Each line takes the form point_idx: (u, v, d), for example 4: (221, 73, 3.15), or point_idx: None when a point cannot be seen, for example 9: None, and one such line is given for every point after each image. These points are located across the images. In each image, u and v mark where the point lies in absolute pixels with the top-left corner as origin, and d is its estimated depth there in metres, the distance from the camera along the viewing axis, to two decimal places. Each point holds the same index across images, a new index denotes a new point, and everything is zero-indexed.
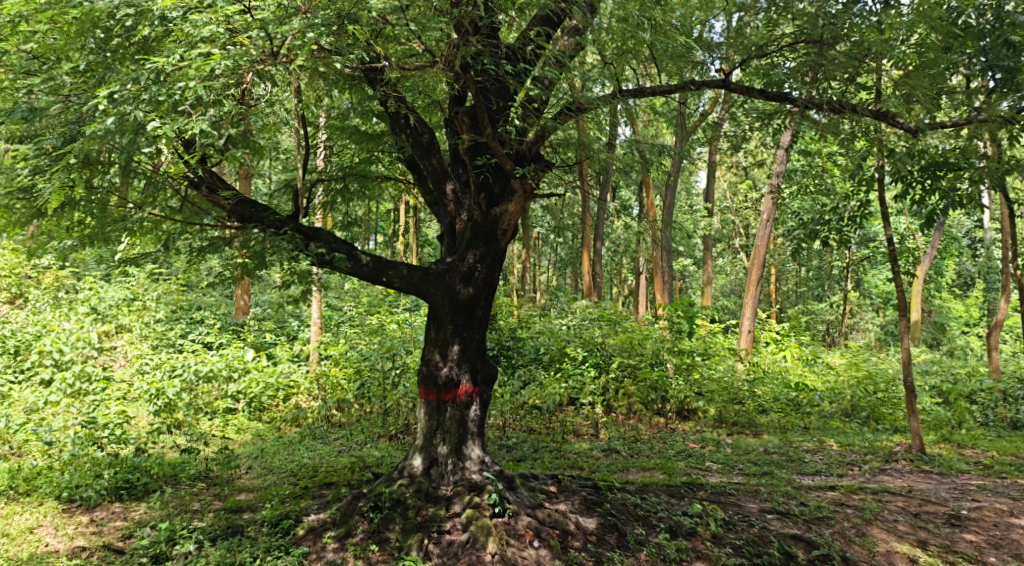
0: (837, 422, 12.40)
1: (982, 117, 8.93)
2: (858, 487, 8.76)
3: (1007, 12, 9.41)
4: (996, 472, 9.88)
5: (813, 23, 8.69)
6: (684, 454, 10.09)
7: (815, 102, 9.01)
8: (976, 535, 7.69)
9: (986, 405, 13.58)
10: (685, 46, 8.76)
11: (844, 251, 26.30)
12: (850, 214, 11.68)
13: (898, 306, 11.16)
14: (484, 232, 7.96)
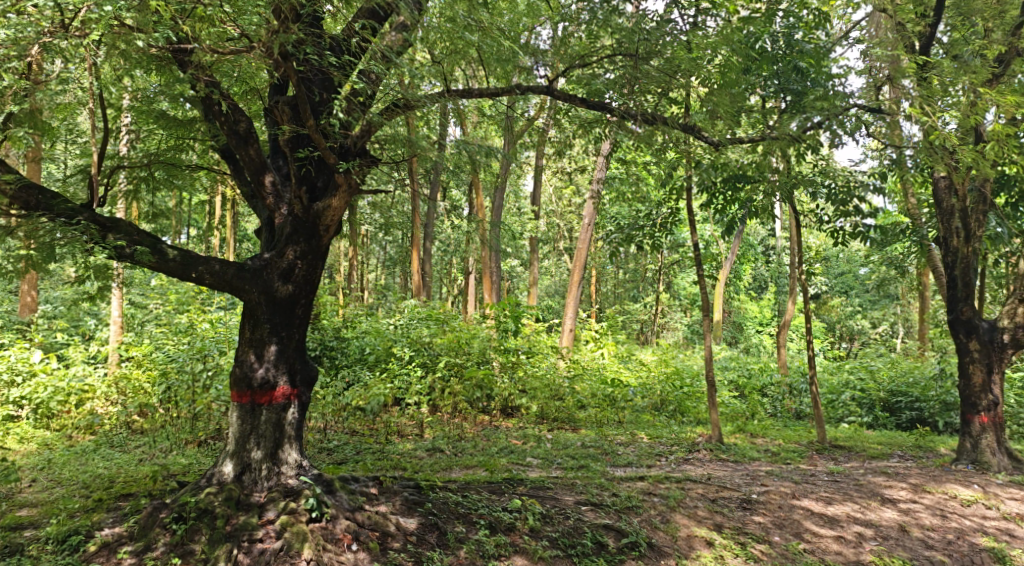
0: (648, 416, 13.25)
1: (775, 135, 9.76)
2: (664, 476, 9.26)
3: (795, 40, 10.62)
4: (782, 458, 10.88)
5: (630, 38, 9.14)
6: (506, 451, 10.24)
7: (631, 112, 9.55)
8: (764, 516, 8.36)
9: (775, 397, 14.96)
10: (512, 51, 8.78)
11: (657, 256, 27.95)
12: (662, 220, 12.49)
13: (704, 307, 11.94)
14: (306, 227, 7.60)
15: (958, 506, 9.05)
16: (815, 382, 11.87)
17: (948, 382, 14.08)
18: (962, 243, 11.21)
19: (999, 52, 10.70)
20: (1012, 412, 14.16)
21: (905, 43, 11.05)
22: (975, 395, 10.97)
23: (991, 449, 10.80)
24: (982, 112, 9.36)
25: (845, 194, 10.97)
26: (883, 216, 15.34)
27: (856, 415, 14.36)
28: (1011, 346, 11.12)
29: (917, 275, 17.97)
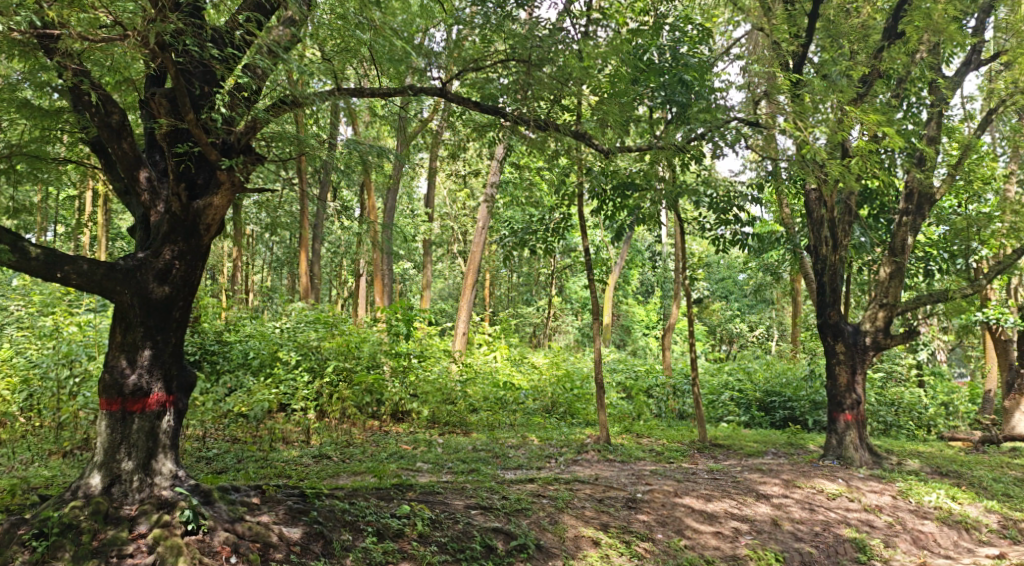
0: (539, 418, 13.39)
1: (661, 145, 10.03)
2: (553, 478, 9.32)
3: (680, 54, 11.10)
4: (666, 457, 11.19)
5: (523, 44, 9.19)
6: (395, 457, 10.10)
7: (524, 118, 9.61)
8: (648, 514, 8.54)
9: (660, 398, 15.43)
10: (404, 52, 8.74)
11: (550, 260, 28.26)
12: (555, 225, 12.63)
13: (594, 310, 12.07)
14: (184, 226, 7.25)
15: (824, 499, 9.52)
16: (698, 383, 12.21)
17: (818, 382, 14.84)
18: (830, 252, 11.84)
19: (863, 73, 11.36)
20: (874, 410, 15.05)
21: (781, 62, 11.55)
22: (841, 394, 11.56)
23: (855, 444, 11.42)
24: (849, 128, 9.92)
25: (725, 203, 11.49)
26: (761, 225, 16.04)
27: (735, 415, 14.94)
28: (873, 348, 11.77)
29: (791, 281, 18.88)
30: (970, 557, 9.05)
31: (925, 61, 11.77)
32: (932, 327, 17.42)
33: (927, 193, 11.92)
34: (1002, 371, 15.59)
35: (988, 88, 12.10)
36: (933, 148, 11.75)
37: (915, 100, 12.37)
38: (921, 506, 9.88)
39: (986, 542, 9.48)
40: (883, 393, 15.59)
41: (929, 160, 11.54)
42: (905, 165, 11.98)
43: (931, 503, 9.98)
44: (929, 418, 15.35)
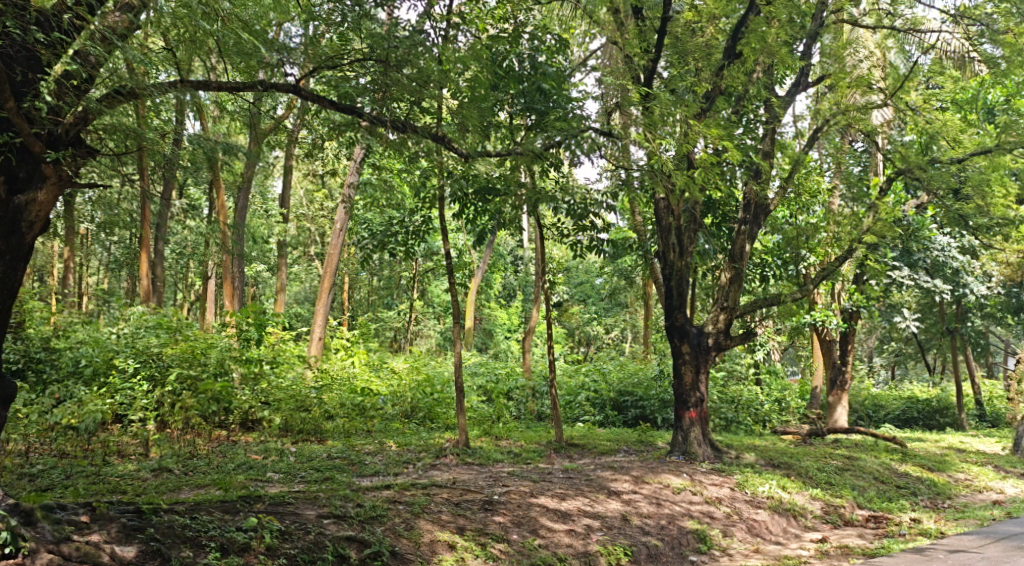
0: (398, 423, 13.29)
1: (520, 150, 10.16)
2: (410, 483, 9.15)
3: (539, 63, 11.21)
4: (524, 458, 11.34)
5: (381, 45, 9.03)
6: (243, 468, 9.69)
7: (382, 119, 9.52)
8: (504, 516, 8.57)
9: (519, 400, 15.64)
10: (255, 45, 8.34)
11: (411, 263, 28.07)
12: (416, 228, 12.50)
13: (455, 313, 11.90)
14: (3, 223, 6.67)
15: (670, 494, 9.90)
16: (555, 384, 12.34)
17: (667, 381, 15.47)
18: (677, 258, 12.37)
19: (706, 90, 11.95)
20: (716, 407, 15.83)
21: (632, 75, 11.92)
22: (686, 393, 12.09)
23: (698, 440, 11.95)
24: (694, 142, 10.52)
25: (582, 208, 11.61)
26: (616, 231, 16.53)
27: (590, 415, 15.33)
28: (715, 349, 12.42)
29: (643, 285, 19.59)
30: (797, 542, 9.71)
31: (761, 81, 12.51)
32: (768, 328, 18.53)
33: (763, 204, 12.71)
34: (827, 369, 16.79)
35: (815, 108, 12.98)
36: (768, 161, 12.52)
37: (752, 117, 13.12)
38: (755, 496, 10.51)
39: (810, 528, 10.25)
40: (726, 391, 16.45)
41: (764, 173, 12.30)
42: (744, 178, 12.68)
43: (765, 493, 10.62)
44: (765, 413, 16.34)
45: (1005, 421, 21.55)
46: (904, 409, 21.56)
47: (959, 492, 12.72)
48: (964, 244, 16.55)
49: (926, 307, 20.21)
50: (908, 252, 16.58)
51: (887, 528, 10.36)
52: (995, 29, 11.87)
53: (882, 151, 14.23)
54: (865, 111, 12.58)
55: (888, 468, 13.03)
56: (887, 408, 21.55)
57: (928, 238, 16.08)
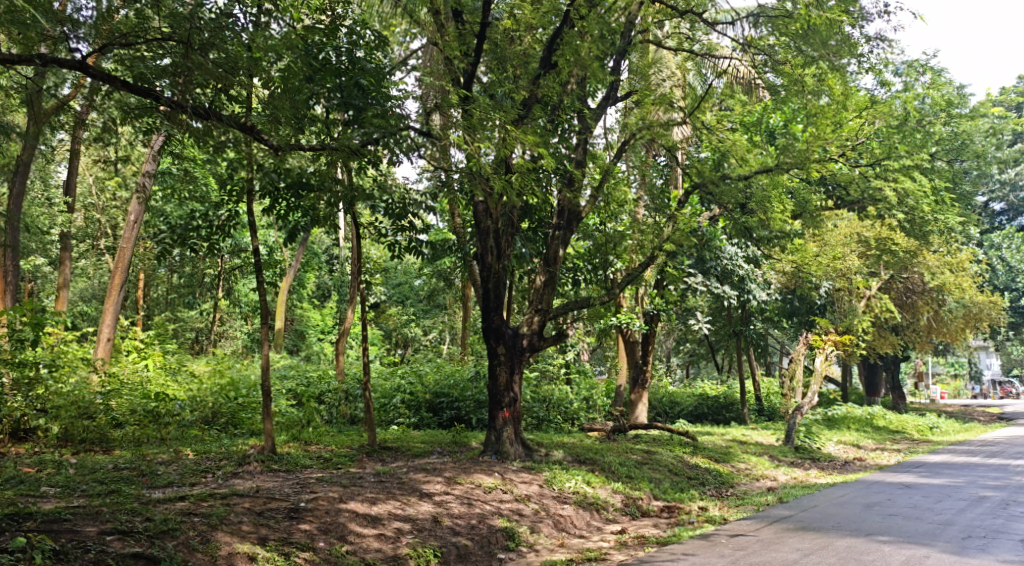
0: (196, 430, 12.58)
1: (335, 145, 9.85)
2: (207, 494, 8.58)
3: (357, 58, 10.61)
4: (333, 463, 11.02)
5: (182, 25, 8.51)
6: (13, 482, 8.74)
7: (183, 104, 8.83)
8: (310, 523, 8.24)
9: (330, 403, 15.23)
10: (36, 17, 7.64)
11: (216, 260, 26.62)
12: (221, 223, 11.77)
13: (263, 313, 11.12)
14: None
15: (481, 493, 9.95)
16: (369, 386, 11.99)
17: (482, 383, 15.58)
18: (495, 260, 12.47)
19: (524, 97, 12.15)
20: (528, 406, 16.11)
21: (452, 77, 11.92)
22: (500, 393, 12.23)
23: (510, 440, 12.10)
24: (511, 146, 10.76)
25: (401, 207, 11.57)
26: (434, 233, 16.41)
27: (405, 417, 15.20)
28: (528, 350, 12.61)
29: (460, 287, 19.67)
30: (599, 534, 10.06)
31: (575, 92, 12.81)
32: (578, 330, 19.19)
33: (575, 211, 13.09)
34: (631, 368, 17.71)
35: (624, 122, 13.73)
36: (580, 170, 12.86)
37: (566, 127, 13.43)
38: (562, 492, 10.79)
39: (612, 520, 10.66)
40: (538, 391, 16.80)
41: (577, 181, 12.66)
42: (558, 185, 12.99)
43: (571, 488, 10.96)
44: (574, 412, 16.85)
45: (781, 415, 23.60)
46: (697, 404, 23.03)
47: (741, 481, 13.74)
48: (749, 254, 17.86)
49: (716, 310, 21.67)
50: (701, 260, 17.49)
51: (679, 516, 10.98)
52: (777, 60, 12.85)
53: (681, 165, 15.07)
54: (668, 127, 13.33)
55: (682, 461, 13.82)
56: (682, 404, 22.91)
57: (721, 247, 17.17)
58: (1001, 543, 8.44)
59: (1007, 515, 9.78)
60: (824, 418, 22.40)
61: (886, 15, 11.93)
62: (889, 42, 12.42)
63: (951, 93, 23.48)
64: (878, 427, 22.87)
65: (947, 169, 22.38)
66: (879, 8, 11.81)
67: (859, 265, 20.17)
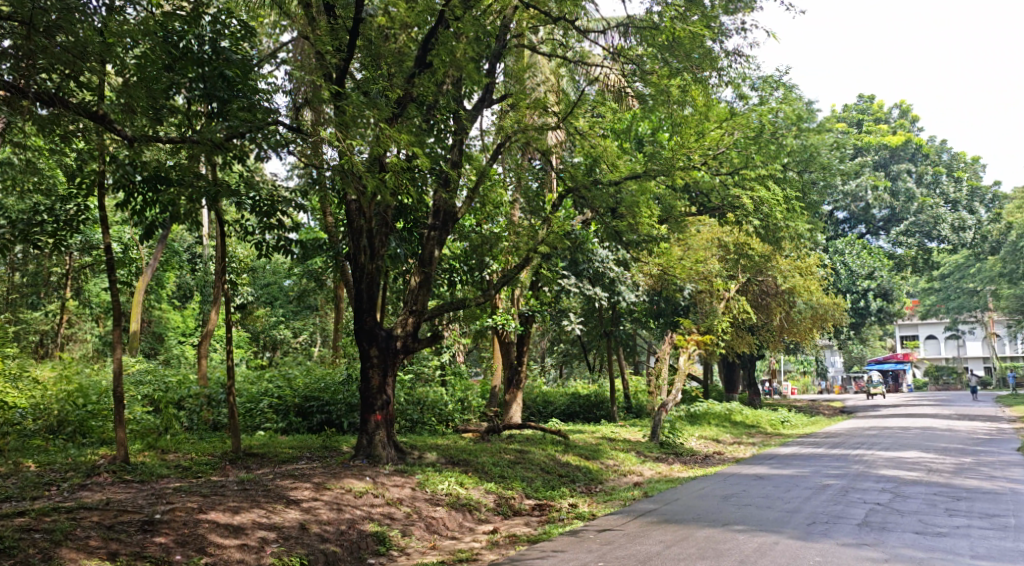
0: (39, 440, 11.78)
1: (196, 139, 9.36)
2: (51, 508, 8.00)
3: (222, 47, 9.85)
4: (193, 472, 10.52)
5: (24, 4, 7.84)
6: None
7: (25, 90, 8.16)
8: (166, 536, 7.81)
9: (191, 409, 14.58)
10: None
11: (65, 258, 24.95)
12: (69, 217, 10.96)
13: (116, 314, 10.46)
14: None
15: (351, 498, 9.73)
16: (235, 391, 11.48)
17: (353, 386, 15.27)
18: (367, 261, 12.28)
19: (398, 96, 11.90)
20: (402, 409, 15.94)
21: (324, 72, 11.44)
22: (372, 396, 12.01)
23: (383, 443, 11.92)
24: (386, 145, 10.56)
25: (269, 204, 11.19)
26: (305, 232, 15.93)
27: (272, 422, 14.74)
28: (402, 352, 12.44)
29: (332, 288, 19.24)
30: (471, 535, 10.05)
31: (451, 92, 12.83)
32: (453, 331, 19.15)
33: (451, 212, 12.98)
34: (505, 369, 17.86)
35: (499, 125, 13.80)
36: (456, 171, 12.80)
37: (442, 127, 13.18)
38: (434, 494, 10.71)
39: (484, 520, 10.67)
40: (411, 393, 16.61)
41: (452, 182, 12.59)
42: (433, 185, 12.86)
43: (444, 490, 10.89)
44: (449, 413, 16.78)
45: (647, 412, 24.38)
46: (569, 403, 23.44)
47: (610, 477, 14.08)
48: (620, 257, 18.23)
49: (588, 311, 22.08)
50: (575, 263, 17.75)
51: (550, 514, 11.12)
52: (645, 70, 13.24)
53: (554, 169, 15.27)
54: (542, 132, 13.57)
55: (553, 459, 14.02)
56: (554, 403, 23.23)
57: (594, 250, 17.49)
58: (842, 528, 8.99)
59: (848, 502, 10.43)
60: (687, 414, 23.30)
61: (744, 32, 12.48)
62: (746, 57, 13.04)
63: (800, 108, 24.82)
64: (735, 421, 24.04)
65: (798, 179, 23.69)
66: (736, 25, 12.35)
67: (719, 269, 21.30)
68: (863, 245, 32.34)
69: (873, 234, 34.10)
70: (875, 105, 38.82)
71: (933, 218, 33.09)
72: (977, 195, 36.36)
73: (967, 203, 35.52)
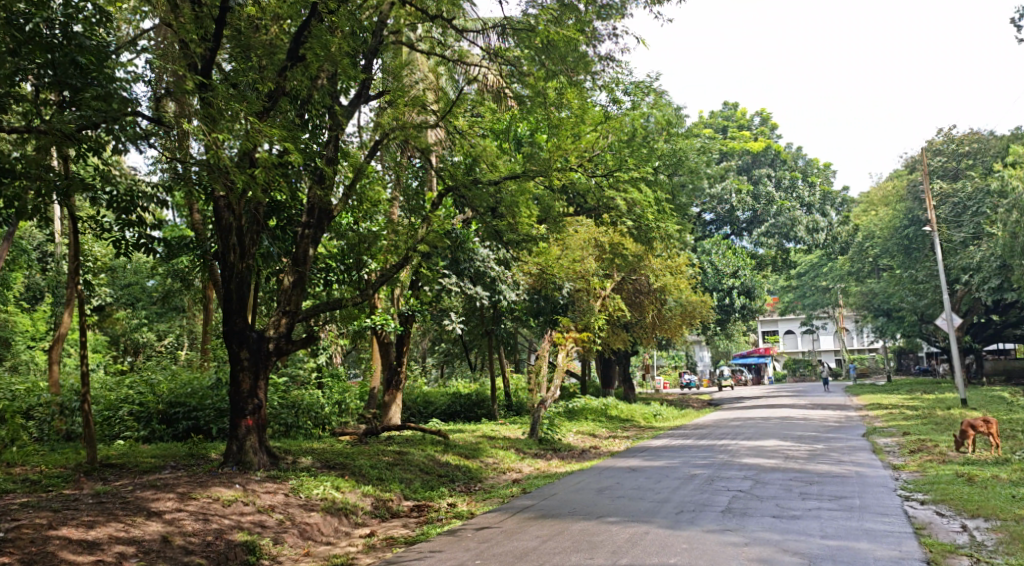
0: None
1: (44, 130, 8.75)
2: None
3: (74, 32, 9.12)
4: (42, 486, 9.85)
5: None
6: None
7: None
8: (10, 556, 7.28)
9: (42, 418, 13.68)
10: None
11: None
12: None
13: None
14: None
15: (219, 507, 9.34)
16: (89, 400, 10.76)
17: (223, 390, 14.70)
18: (237, 260, 11.72)
19: (269, 89, 11.40)
20: (275, 413, 15.47)
21: (188, 62, 10.90)
22: (243, 400, 11.57)
23: (254, 448, 11.50)
24: (256, 140, 10.20)
25: (128, 199, 10.57)
26: (171, 230, 15.21)
27: (132, 431, 14.00)
28: (275, 354, 12.05)
29: (200, 289, 18.48)
30: (346, 539, 9.84)
31: (325, 87, 12.50)
32: (329, 332, 18.73)
33: (326, 210, 12.64)
34: (385, 370, 17.62)
35: (377, 122, 13.62)
36: (332, 168, 12.45)
37: (316, 123, 12.94)
38: (309, 500, 10.41)
39: (360, 524, 10.48)
40: (286, 395, 16.06)
41: (328, 179, 12.18)
42: (306, 181, 12.44)
43: (319, 495, 10.61)
44: (325, 416, 16.44)
45: (527, 409, 24.65)
46: (449, 403, 23.36)
47: (489, 475, 14.15)
48: (501, 256, 18.14)
49: (468, 311, 22.06)
50: (455, 262, 17.59)
51: (428, 515, 11.05)
52: (523, 71, 13.34)
53: (434, 168, 15.18)
54: (420, 129, 13.43)
55: (432, 459, 13.94)
56: (434, 404, 23.11)
57: (474, 249, 17.42)
58: (707, 515, 9.35)
59: (713, 490, 10.87)
60: (565, 410, 23.71)
61: (616, 37, 12.75)
62: (618, 62, 13.36)
63: (670, 114, 25.69)
64: (612, 416, 24.65)
65: (668, 182, 24.50)
66: (609, 31, 12.61)
67: (596, 268, 21.65)
68: (728, 245, 33.87)
69: (737, 235, 35.81)
70: (738, 112, 40.43)
71: (791, 220, 34.96)
72: (829, 199, 37.33)
73: (821, 206, 36.85)
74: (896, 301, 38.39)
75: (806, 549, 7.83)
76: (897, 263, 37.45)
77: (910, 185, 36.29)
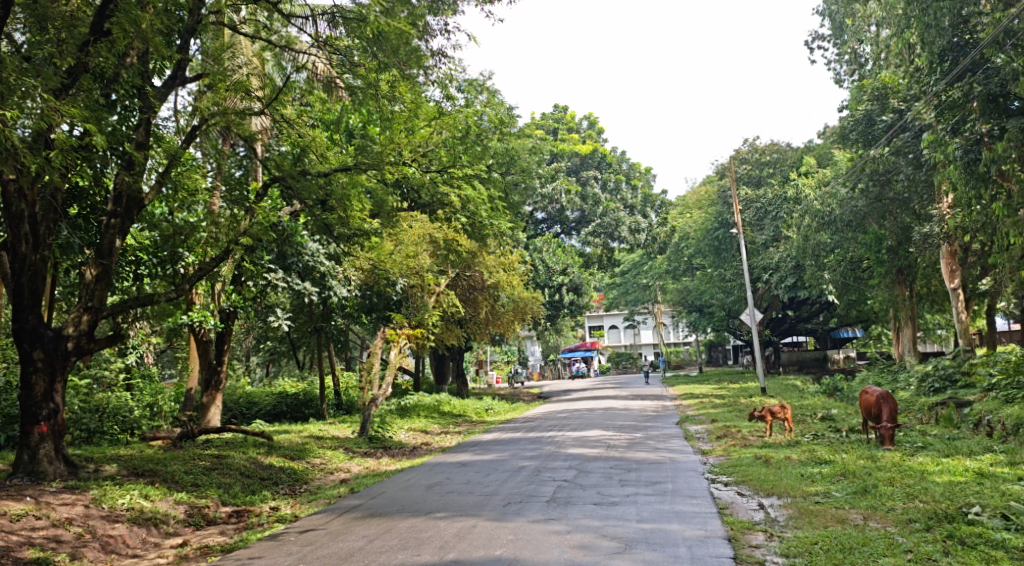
0: None
1: None
2: None
3: None
4: None
5: None
6: None
7: None
8: None
9: None
10: None
11: None
12: None
13: None
14: None
15: (6, 523, 8.49)
16: None
17: (13, 394, 13.38)
18: (29, 250, 10.67)
19: (69, 65, 10.50)
20: (76, 418, 14.33)
21: None
22: (35, 405, 10.55)
23: (49, 457, 10.53)
24: (52, 120, 9.31)
25: None
26: None
27: None
28: (74, 354, 11.09)
29: None
30: (154, 551, 9.21)
31: (135, 66, 11.66)
32: (140, 330, 17.52)
33: (135, 198, 11.70)
34: (203, 369, 16.66)
35: (195, 106, 12.90)
36: (143, 153, 11.59)
37: (126, 104, 12.16)
38: (113, 510, 9.66)
39: (171, 534, 9.83)
40: (88, 399, 14.89)
41: (137, 164, 11.30)
42: (114, 167, 11.63)
43: (124, 505, 9.86)
44: (134, 420, 15.21)
45: (357, 407, 24.18)
46: (274, 404, 22.53)
47: (315, 476, 13.74)
48: (331, 250, 17.55)
49: (296, 308, 21.35)
50: (282, 256, 16.93)
51: (247, 520, 10.55)
52: (354, 62, 12.81)
53: (260, 159, 14.56)
54: (242, 115, 12.81)
55: (254, 462, 13.36)
56: (259, 405, 22.20)
57: (304, 243, 16.72)
58: (532, 505, 9.50)
59: (538, 481, 11.09)
60: (397, 407, 23.49)
61: (447, 33, 12.74)
62: (450, 59, 13.37)
63: (502, 113, 25.98)
64: (444, 412, 24.66)
65: (500, 181, 24.79)
66: (441, 26, 12.57)
67: (429, 264, 21.56)
68: (558, 243, 34.79)
69: (566, 234, 37.01)
70: (567, 115, 41.48)
71: (615, 220, 36.45)
72: (649, 201, 39.19)
73: (642, 207, 38.63)
74: (708, 298, 40.92)
75: (623, 533, 8.12)
76: (709, 262, 40.02)
77: (720, 190, 38.61)
